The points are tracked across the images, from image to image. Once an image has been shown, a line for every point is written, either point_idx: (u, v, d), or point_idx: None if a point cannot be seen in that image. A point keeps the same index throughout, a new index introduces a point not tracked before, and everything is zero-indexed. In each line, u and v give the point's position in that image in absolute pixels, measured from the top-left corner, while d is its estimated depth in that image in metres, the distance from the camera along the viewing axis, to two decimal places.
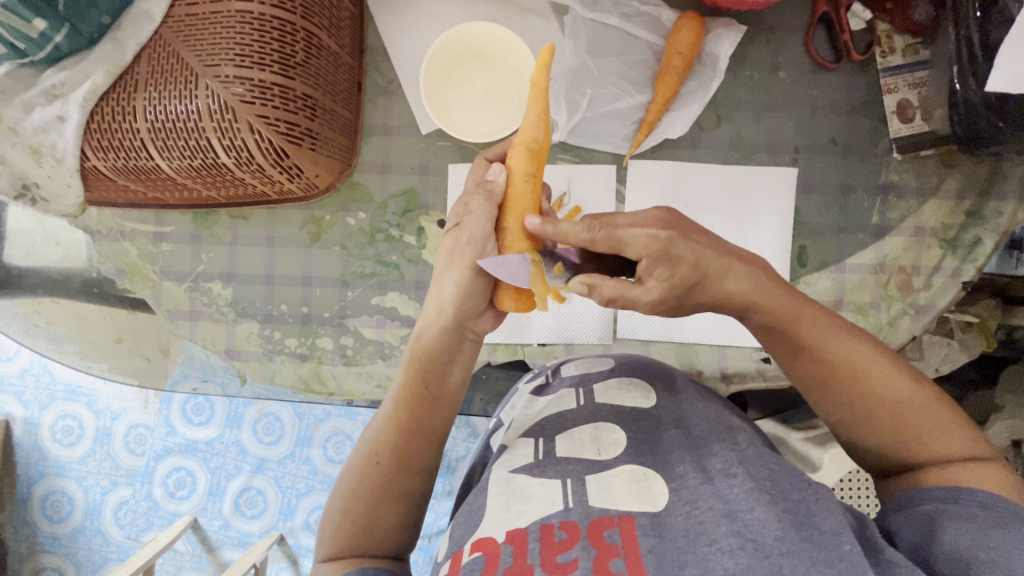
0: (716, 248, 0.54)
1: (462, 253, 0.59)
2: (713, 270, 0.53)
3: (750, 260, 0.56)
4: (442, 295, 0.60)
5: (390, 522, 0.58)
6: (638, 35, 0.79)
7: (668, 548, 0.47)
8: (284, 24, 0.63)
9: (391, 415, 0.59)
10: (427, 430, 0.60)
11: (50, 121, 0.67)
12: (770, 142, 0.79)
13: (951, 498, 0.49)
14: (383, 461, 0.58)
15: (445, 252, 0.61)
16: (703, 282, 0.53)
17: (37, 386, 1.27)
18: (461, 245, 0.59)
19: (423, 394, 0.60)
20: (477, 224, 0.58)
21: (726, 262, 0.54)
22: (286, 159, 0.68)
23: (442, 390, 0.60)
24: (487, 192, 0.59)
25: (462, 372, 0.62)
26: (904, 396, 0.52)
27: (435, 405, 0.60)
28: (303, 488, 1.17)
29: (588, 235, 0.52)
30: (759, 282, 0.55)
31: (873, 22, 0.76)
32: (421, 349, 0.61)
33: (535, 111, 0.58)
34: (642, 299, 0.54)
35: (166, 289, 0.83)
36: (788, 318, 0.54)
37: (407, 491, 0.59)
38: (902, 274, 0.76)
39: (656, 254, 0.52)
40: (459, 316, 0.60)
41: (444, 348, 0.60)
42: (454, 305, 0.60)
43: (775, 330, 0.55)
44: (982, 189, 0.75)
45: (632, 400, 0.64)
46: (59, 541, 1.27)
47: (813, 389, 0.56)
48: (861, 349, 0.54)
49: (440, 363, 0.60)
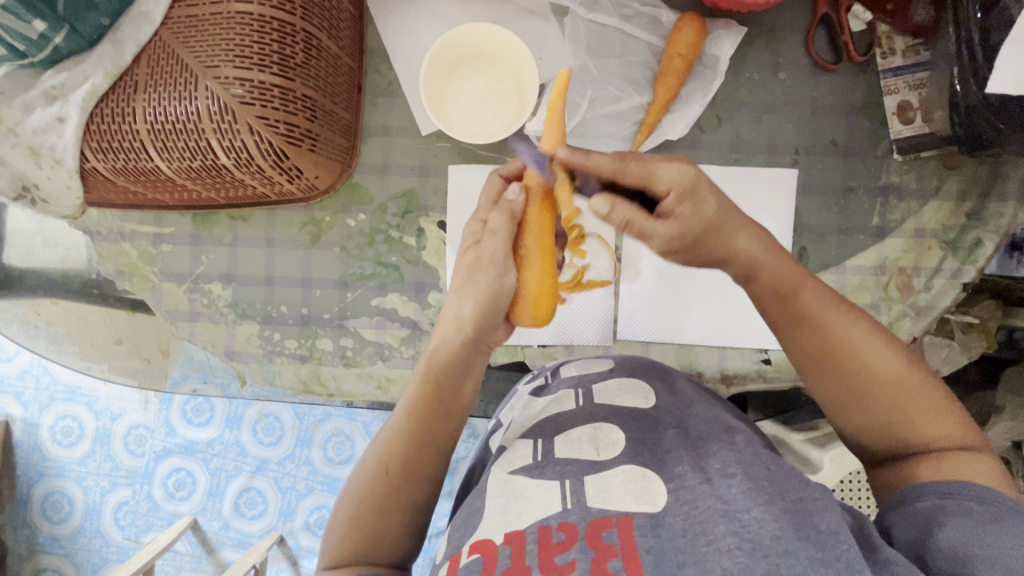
0: (733, 205, 0.57)
1: (483, 271, 0.60)
2: (728, 221, 0.56)
3: (757, 229, 0.58)
4: (460, 311, 0.61)
5: (395, 531, 0.58)
6: (638, 36, 0.78)
7: (666, 548, 0.47)
8: (284, 25, 0.63)
9: (401, 425, 0.60)
10: (436, 443, 0.60)
11: (50, 122, 0.66)
12: (771, 144, 0.79)
13: (946, 494, 0.48)
14: (391, 471, 0.58)
15: (465, 270, 0.62)
16: (720, 232, 0.56)
17: (37, 386, 1.27)
18: (483, 264, 0.60)
19: (437, 407, 0.60)
20: (499, 245, 0.60)
21: (739, 219, 0.56)
22: (286, 160, 0.68)
23: (454, 402, 0.61)
24: (508, 213, 0.60)
25: (474, 386, 0.63)
26: (899, 375, 0.53)
27: (447, 416, 0.61)
28: (303, 488, 1.17)
29: (621, 164, 0.54)
30: (764, 248, 0.56)
31: (874, 23, 0.76)
32: (436, 361, 0.61)
33: (552, 132, 0.63)
34: (658, 232, 0.55)
35: (166, 290, 0.83)
36: (790, 286, 0.56)
37: (413, 500, 0.59)
38: (902, 275, 0.76)
39: (684, 188, 0.54)
40: (477, 330, 0.61)
41: (460, 361, 0.61)
42: (474, 322, 0.60)
43: (778, 300, 0.56)
44: (983, 190, 0.75)
45: (632, 401, 0.63)
46: (59, 542, 1.27)
47: (810, 364, 0.56)
48: (860, 326, 0.54)
49: (452, 373, 0.61)
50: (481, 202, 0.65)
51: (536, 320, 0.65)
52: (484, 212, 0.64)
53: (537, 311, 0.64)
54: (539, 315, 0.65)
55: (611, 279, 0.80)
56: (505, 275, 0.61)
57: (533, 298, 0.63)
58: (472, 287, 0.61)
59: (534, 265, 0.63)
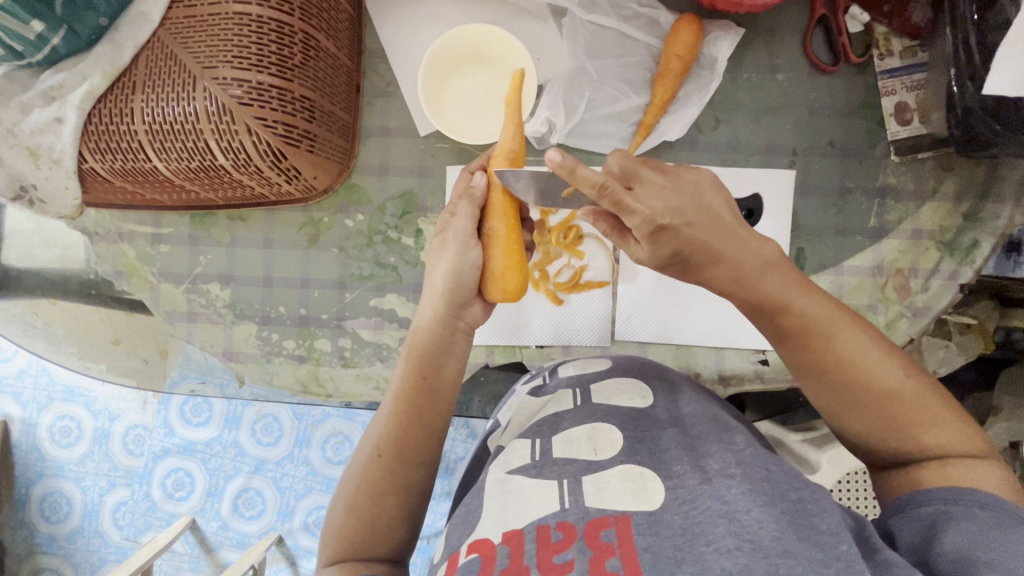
0: (711, 235, 0.54)
1: (450, 249, 0.63)
2: (698, 256, 0.55)
3: (748, 246, 0.55)
4: (434, 288, 0.64)
5: (391, 514, 0.58)
6: (636, 37, 0.79)
7: (664, 546, 0.47)
8: (282, 25, 0.63)
9: (391, 410, 0.61)
10: (427, 421, 0.61)
11: (48, 123, 0.66)
12: (769, 145, 0.79)
13: (952, 499, 0.49)
14: (384, 454, 0.59)
15: (434, 245, 0.65)
16: (690, 262, 0.56)
17: (36, 387, 1.27)
18: (448, 240, 0.63)
19: (420, 384, 0.61)
20: (463, 223, 0.64)
21: (717, 250, 0.55)
22: (284, 160, 0.68)
23: (438, 379, 0.62)
24: (469, 199, 0.65)
25: (458, 363, 0.64)
26: (893, 386, 0.52)
27: (433, 395, 0.61)
28: (302, 488, 1.17)
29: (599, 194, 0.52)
30: (752, 264, 0.55)
31: (871, 24, 0.76)
32: (416, 340, 0.63)
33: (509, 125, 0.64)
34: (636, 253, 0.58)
35: (165, 290, 0.83)
36: (779, 301, 0.55)
37: (408, 483, 0.59)
38: (899, 276, 0.76)
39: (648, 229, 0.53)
40: (449, 306, 0.63)
41: (438, 340, 0.63)
42: (445, 297, 0.63)
43: (767, 314, 0.56)
44: (981, 191, 0.75)
45: (630, 401, 0.63)
46: (58, 542, 1.27)
47: (803, 374, 0.56)
48: (854, 337, 0.54)
49: (433, 353, 0.62)
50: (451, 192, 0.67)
51: (506, 297, 0.66)
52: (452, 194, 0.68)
53: (506, 286, 0.65)
54: (508, 291, 0.66)
55: (609, 279, 0.80)
56: (470, 250, 0.63)
57: (500, 272, 0.65)
58: (440, 263, 0.63)
59: (499, 243, 0.65)
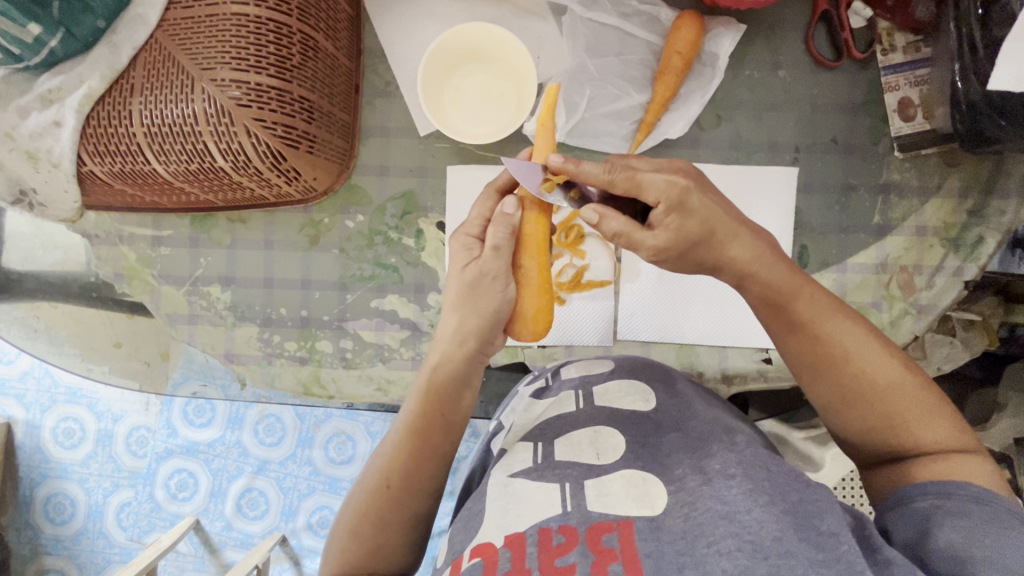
0: (726, 211, 0.56)
1: (487, 289, 0.61)
2: (720, 230, 0.55)
3: (756, 232, 0.58)
4: (458, 324, 0.62)
5: (396, 543, 0.58)
6: (637, 34, 0.78)
7: (666, 551, 0.47)
8: (279, 27, 0.63)
9: (400, 441, 0.60)
10: (437, 454, 0.60)
11: (46, 127, 0.66)
12: (771, 142, 0.78)
13: (945, 494, 0.49)
14: (392, 485, 0.59)
15: (461, 285, 0.61)
16: (709, 239, 0.55)
17: (39, 389, 1.27)
18: (485, 279, 0.60)
19: (437, 420, 0.61)
20: (500, 262, 0.60)
21: (734, 226, 0.56)
22: (283, 162, 0.67)
23: (455, 415, 0.62)
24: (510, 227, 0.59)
25: (473, 396, 0.63)
26: (894, 380, 0.53)
27: (448, 430, 0.61)
28: (305, 489, 1.17)
29: (609, 176, 0.54)
30: (762, 253, 0.56)
31: (874, 19, 0.75)
32: (436, 377, 0.61)
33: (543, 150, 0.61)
34: (647, 243, 0.55)
35: (165, 292, 0.83)
36: (786, 294, 0.56)
37: (415, 512, 0.59)
38: (903, 274, 0.76)
39: (672, 201, 0.54)
40: (479, 344, 0.62)
41: (461, 374, 0.62)
42: (476, 336, 0.61)
43: (774, 305, 0.56)
44: (985, 187, 0.74)
45: (632, 404, 0.63)
46: (62, 544, 1.27)
47: (804, 370, 0.56)
48: (855, 333, 0.55)
49: (452, 388, 0.61)
50: (472, 216, 0.64)
51: (535, 335, 0.67)
52: (475, 226, 0.63)
53: (537, 325, 0.66)
54: (538, 330, 0.66)
55: (611, 279, 0.80)
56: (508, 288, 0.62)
57: (531, 316, 0.65)
58: (474, 300, 0.61)
59: (532, 285, 0.63)
